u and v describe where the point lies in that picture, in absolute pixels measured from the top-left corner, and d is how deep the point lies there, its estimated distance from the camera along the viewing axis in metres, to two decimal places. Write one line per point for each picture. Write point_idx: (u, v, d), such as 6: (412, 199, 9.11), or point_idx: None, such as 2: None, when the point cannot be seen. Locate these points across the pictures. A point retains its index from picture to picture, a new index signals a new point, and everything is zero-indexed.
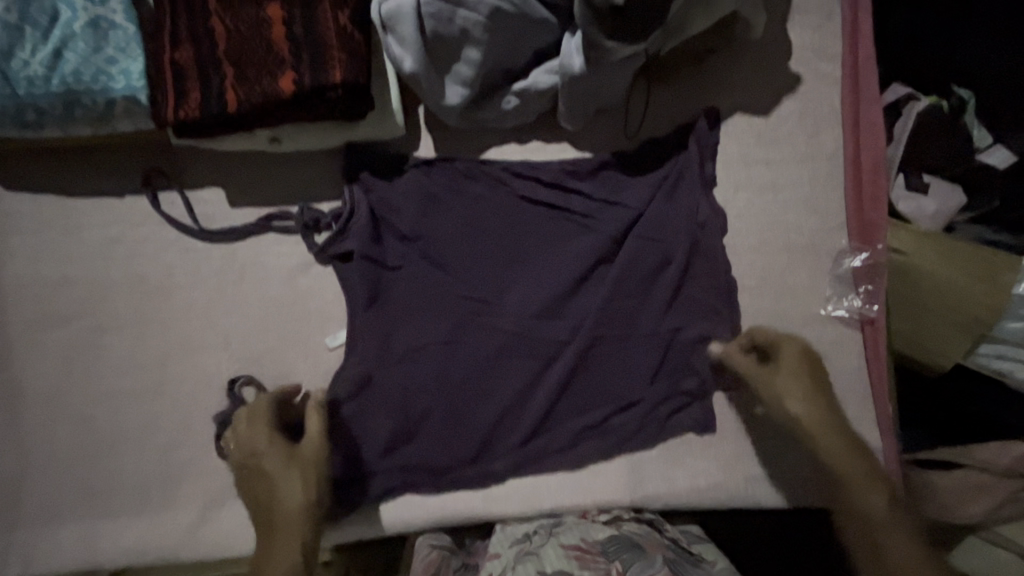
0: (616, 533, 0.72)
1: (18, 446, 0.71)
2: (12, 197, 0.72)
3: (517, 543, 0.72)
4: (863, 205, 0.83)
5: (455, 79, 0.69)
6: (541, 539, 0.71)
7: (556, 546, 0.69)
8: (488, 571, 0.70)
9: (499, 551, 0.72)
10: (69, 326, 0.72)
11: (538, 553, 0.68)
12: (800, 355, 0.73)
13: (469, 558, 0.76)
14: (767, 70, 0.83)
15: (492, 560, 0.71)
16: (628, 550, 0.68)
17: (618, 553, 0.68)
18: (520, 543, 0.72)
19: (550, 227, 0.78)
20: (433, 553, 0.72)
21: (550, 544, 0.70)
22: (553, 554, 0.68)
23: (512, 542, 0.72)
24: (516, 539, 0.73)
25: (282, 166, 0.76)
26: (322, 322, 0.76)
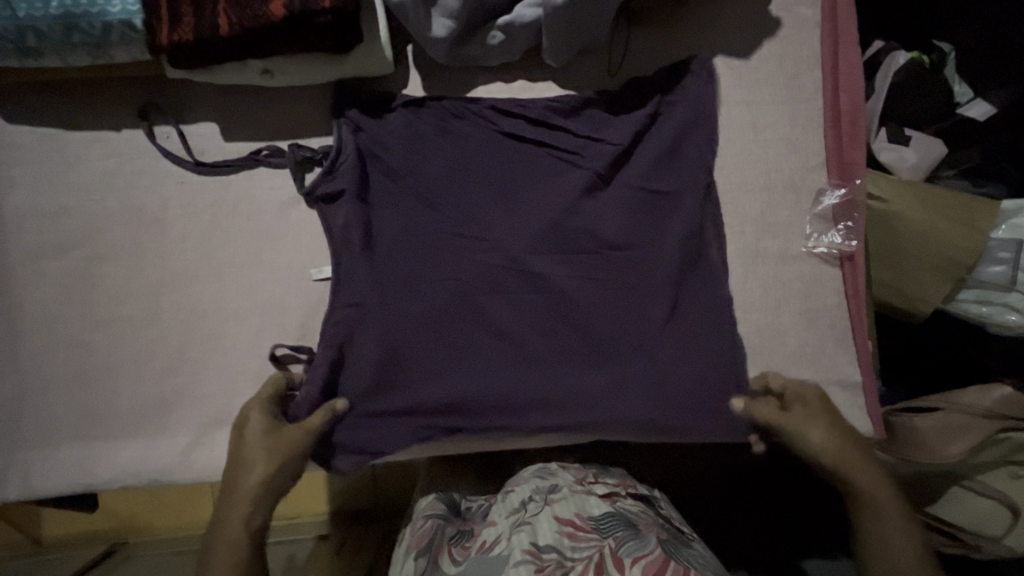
0: (611, 509, 0.73)
1: (18, 369, 0.73)
2: (13, 128, 0.74)
3: (512, 513, 0.75)
4: (842, 145, 0.85)
5: (441, 11, 0.71)
6: (536, 509, 0.74)
7: (551, 518, 0.71)
8: (485, 537, 0.73)
9: (496, 520, 0.76)
10: (67, 254, 0.74)
11: (532, 523, 0.71)
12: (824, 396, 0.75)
13: (464, 525, 0.79)
14: (749, 14, 0.85)
15: (490, 527, 0.75)
16: (621, 527, 0.69)
17: (611, 529, 0.69)
18: (515, 512, 0.75)
19: (536, 165, 0.80)
20: (431, 523, 0.75)
21: (544, 515, 0.71)
22: (546, 526, 0.69)
23: (509, 513, 0.75)
24: (512, 509, 0.76)
25: (274, 102, 0.78)
26: (311, 254, 0.78)
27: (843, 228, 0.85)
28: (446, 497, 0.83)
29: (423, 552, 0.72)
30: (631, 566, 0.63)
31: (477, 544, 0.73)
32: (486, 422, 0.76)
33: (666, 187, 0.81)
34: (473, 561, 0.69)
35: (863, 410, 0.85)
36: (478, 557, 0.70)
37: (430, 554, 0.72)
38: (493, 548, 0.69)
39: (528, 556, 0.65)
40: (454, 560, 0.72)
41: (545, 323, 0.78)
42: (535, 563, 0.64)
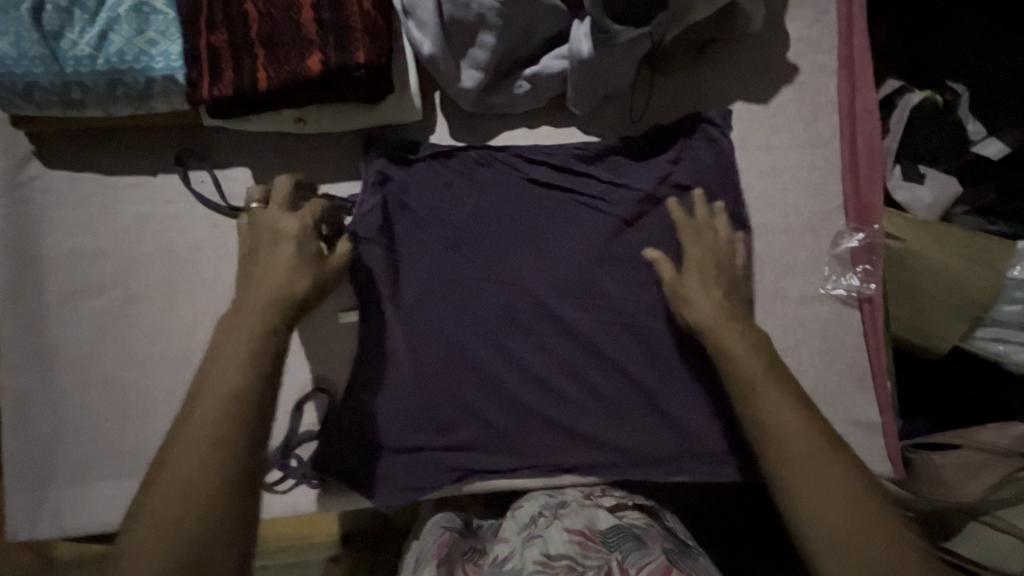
0: (617, 523, 0.75)
1: (54, 409, 0.75)
2: (52, 173, 0.76)
3: (524, 529, 0.76)
4: (859, 189, 0.87)
5: (470, 62, 0.73)
6: (547, 522, 0.76)
7: (562, 530, 0.73)
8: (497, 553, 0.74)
9: (508, 537, 0.76)
10: (102, 296, 0.76)
11: (544, 535, 0.73)
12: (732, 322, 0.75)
13: (478, 543, 0.81)
14: (767, 60, 0.87)
15: (502, 544, 0.76)
16: (628, 541, 0.72)
17: (619, 543, 0.72)
18: (526, 528, 0.76)
19: (560, 210, 0.82)
20: (447, 535, 0.77)
21: (555, 527, 0.74)
22: (557, 537, 0.72)
23: (521, 529, 0.76)
24: (523, 525, 0.77)
25: (306, 148, 0.80)
26: (340, 297, 0.81)
27: (861, 271, 0.86)
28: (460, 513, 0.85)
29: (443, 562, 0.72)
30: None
31: (490, 558, 0.74)
32: (512, 460, 0.81)
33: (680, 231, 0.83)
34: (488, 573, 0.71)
35: (883, 450, 0.85)
36: (491, 570, 0.71)
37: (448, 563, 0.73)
38: (506, 562, 0.71)
39: (540, 566, 0.68)
40: None
41: (568, 366, 0.82)
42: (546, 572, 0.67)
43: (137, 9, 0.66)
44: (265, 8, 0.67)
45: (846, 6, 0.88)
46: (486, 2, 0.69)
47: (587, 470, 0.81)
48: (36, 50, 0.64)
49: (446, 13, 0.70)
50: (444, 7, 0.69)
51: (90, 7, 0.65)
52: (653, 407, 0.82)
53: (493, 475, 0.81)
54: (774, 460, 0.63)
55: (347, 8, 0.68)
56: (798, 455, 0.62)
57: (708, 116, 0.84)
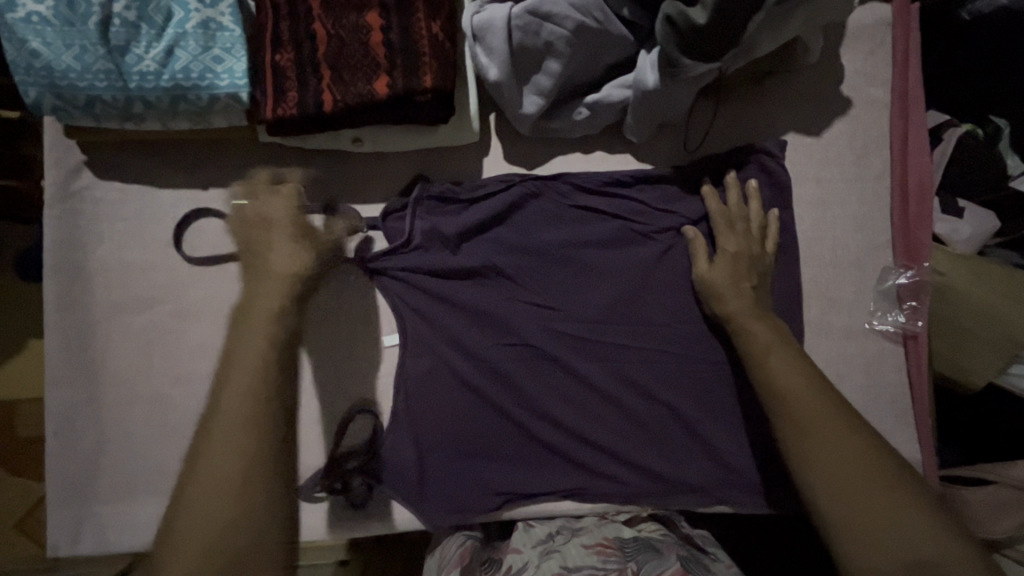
0: (637, 535, 0.78)
1: (97, 423, 0.74)
2: (103, 183, 0.75)
3: (540, 543, 0.77)
4: (909, 226, 0.87)
5: (533, 88, 0.72)
6: (564, 539, 0.77)
7: (578, 545, 0.75)
8: (510, 563, 0.75)
9: (521, 547, 0.77)
10: (149, 310, 0.75)
11: (562, 551, 0.74)
12: (783, 347, 0.73)
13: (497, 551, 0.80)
14: (822, 93, 0.87)
15: (514, 554, 0.77)
16: (643, 551, 0.75)
17: (634, 553, 0.75)
18: (542, 543, 0.77)
19: (611, 237, 0.81)
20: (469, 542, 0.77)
21: (572, 544, 0.76)
22: (576, 552, 0.74)
23: (536, 543, 0.77)
24: (538, 540, 0.78)
25: (359, 166, 0.79)
26: (384, 320, 0.81)
27: (908, 308, 0.86)
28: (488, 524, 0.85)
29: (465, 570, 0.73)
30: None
31: (503, 567, 0.75)
32: (557, 483, 0.80)
33: None
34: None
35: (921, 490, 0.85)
36: None
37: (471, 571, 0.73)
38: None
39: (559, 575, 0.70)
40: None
41: (614, 392, 0.81)
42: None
43: (203, 25, 0.65)
44: (334, 29, 0.66)
45: (902, 42, 0.87)
46: (557, 30, 0.68)
47: (630, 497, 0.81)
48: (101, 64, 0.63)
49: (514, 39, 0.69)
50: (515, 34, 0.69)
51: (158, 22, 0.64)
52: (696, 439, 0.82)
53: (537, 499, 0.79)
54: (786, 417, 0.68)
55: (415, 31, 0.67)
56: (810, 413, 0.67)
57: (763, 147, 0.83)
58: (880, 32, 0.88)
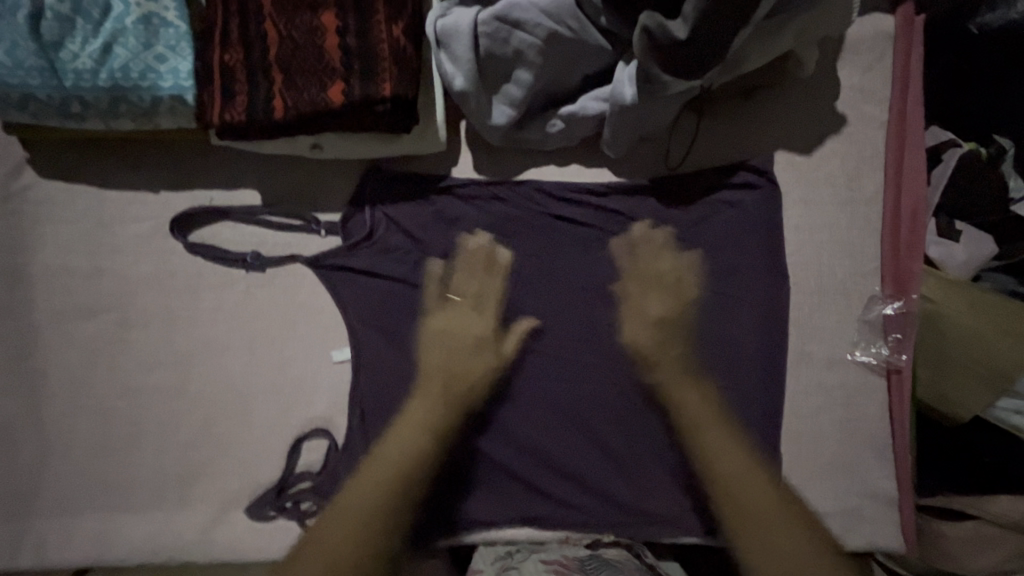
0: (596, 556, 0.74)
1: (37, 433, 0.71)
2: (47, 183, 0.71)
3: (498, 560, 0.74)
4: (898, 254, 0.83)
5: (503, 98, 0.68)
6: (522, 556, 0.74)
7: (537, 562, 0.72)
8: None
9: (481, 568, 0.73)
10: (95, 318, 0.72)
11: (518, 568, 0.71)
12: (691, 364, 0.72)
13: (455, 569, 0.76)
14: (814, 109, 0.82)
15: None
16: (606, 568, 0.70)
17: (596, 570, 0.70)
18: (501, 559, 0.74)
19: (586, 247, 0.78)
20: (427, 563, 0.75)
21: (530, 560, 0.73)
22: (534, 568, 0.71)
23: (495, 560, 0.74)
24: (497, 557, 0.75)
25: (317, 170, 0.75)
26: (329, 334, 0.76)
27: (892, 340, 0.82)
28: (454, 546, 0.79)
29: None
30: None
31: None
32: (517, 509, 0.77)
33: (704, 291, 0.79)
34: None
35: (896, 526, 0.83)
36: None
37: None
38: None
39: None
40: None
41: (576, 415, 0.78)
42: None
43: (145, 20, 0.61)
44: (286, 29, 0.62)
45: (902, 57, 0.82)
46: (527, 38, 0.64)
47: (594, 527, 0.77)
48: (34, 61, 0.59)
49: (482, 46, 0.65)
50: (482, 41, 0.64)
51: (95, 16, 0.60)
52: (667, 470, 0.78)
53: (496, 526, 0.77)
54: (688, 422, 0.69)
55: (373, 34, 0.62)
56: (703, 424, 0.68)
57: (747, 168, 0.80)
58: (878, 45, 0.83)
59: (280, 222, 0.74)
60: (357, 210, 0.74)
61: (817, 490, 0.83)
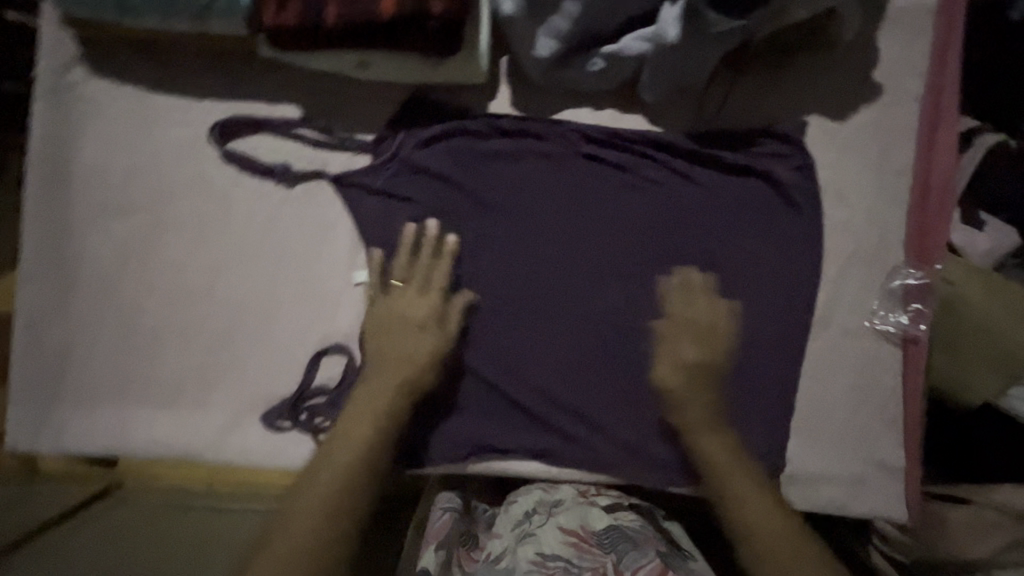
0: (613, 523, 0.76)
1: (67, 323, 0.73)
2: (94, 80, 0.72)
3: (518, 526, 0.78)
4: (925, 227, 0.83)
5: (548, 31, 0.70)
6: (541, 519, 0.77)
7: (555, 530, 0.75)
8: (490, 549, 0.78)
9: (502, 532, 0.79)
10: (131, 217, 0.74)
11: (537, 535, 0.75)
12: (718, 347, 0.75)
13: (473, 526, 0.82)
14: (853, 75, 0.82)
15: (495, 540, 0.78)
16: (621, 543, 0.74)
17: (610, 544, 0.74)
18: (521, 524, 0.78)
19: (615, 192, 0.80)
20: (448, 516, 0.78)
21: (548, 527, 0.76)
22: (552, 537, 0.75)
23: (515, 525, 0.78)
24: (517, 520, 0.79)
25: (357, 92, 0.76)
26: (353, 255, 0.76)
27: (913, 311, 0.83)
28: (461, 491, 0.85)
29: (441, 546, 0.75)
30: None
31: (482, 552, 0.78)
32: (526, 442, 0.78)
33: (726, 247, 0.81)
34: (479, 567, 0.76)
35: (900, 495, 0.84)
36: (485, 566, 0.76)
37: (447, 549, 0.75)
38: (499, 561, 0.74)
39: (535, 567, 0.72)
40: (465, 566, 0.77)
41: (592, 355, 0.79)
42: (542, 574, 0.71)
43: None
44: None
45: (943, 32, 0.83)
46: None
47: (602, 467, 0.79)
48: None
49: None
50: None
51: None
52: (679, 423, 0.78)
53: (505, 455, 0.78)
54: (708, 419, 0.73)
55: None
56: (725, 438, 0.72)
57: (779, 129, 0.80)
58: (924, 19, 0.83)
59: (320, 139, 0.75)
60: (394, 133, 0.76)
61: (821, 453, 0.83)
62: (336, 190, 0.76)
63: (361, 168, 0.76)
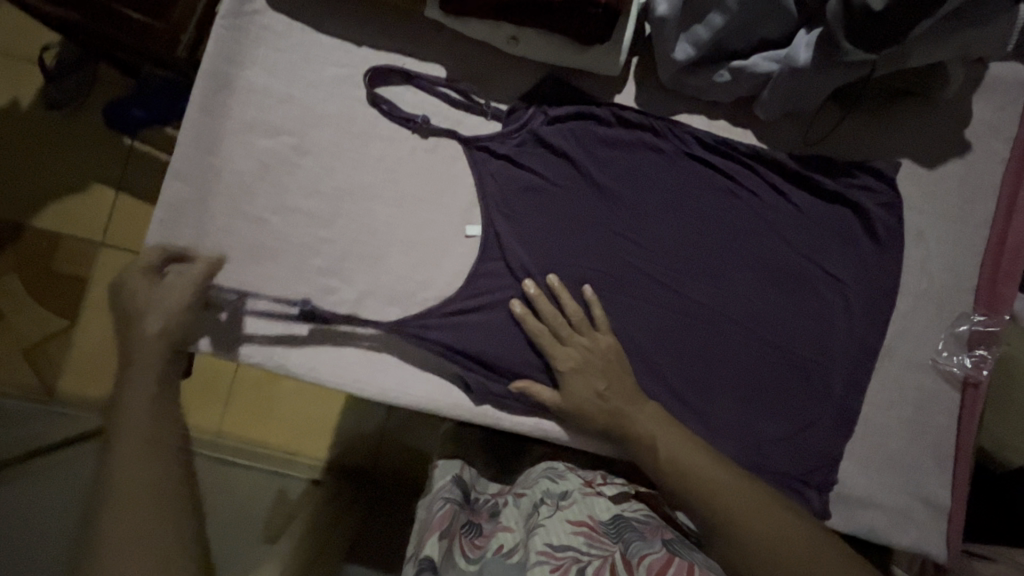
0: (620, 514, 0.71)
1: (197, 223, 0.78)
2: (271, 13, 0.80)
3: (527, 518, 0.72)
4: (997, 280, 0.89)
5: (689, 37, 0.77)
6: (548, 511, 0.70)
7: (563, 520, 0.68)
8: (501, 541, 0.70)
9: (512, 526, 0.72)
10: (276, 138, 0.80)
11: (545, 525, 0.68)
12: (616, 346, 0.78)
13: (473, 517, 0.75)
14: (947, 132, 0.89)
15: (505, 533, 0.71)
16: (630, 531, 0.67)
17: (620, 533, 0.67)
18: (530, 518, 0.71)
19: (717, 194, 0.85)
20: (448, 507, 0.75)
21: (556, 518, 0.69)
22: (559, 527, 0.67)
23: (525, 519, 0.72)
24: (526, 515, 0.73)
25: (503, 66, 0.84)
26: (469, 210, 0.83)
27: (976, 355, 0.87)
28: (460, 480, 0.81)
29: (443, 535, 0.71)
30: (639, 565, 0.62)
31: (491, 545, 0.70)
32: None
33: (811, 266, 0.86)
34: (489, 561, 0.67)
35: (942, 532, 0.86)
36: (493, 560, 0.67)
37: (448, 536, 0.72)
38: (511, 555, 0.67)
39: (543, 558, 0.64)
40: (466, 553, 0.69)
41: (673, 346, 0.83)
42: (551, 563, 0.63)
43: None
44: None
45: None
46: None
47: None
48: None
49: None
50: None
51: None
52: (742, 419, 0.83)
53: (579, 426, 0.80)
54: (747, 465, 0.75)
55: None
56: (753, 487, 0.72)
57: (876, 167, 0.87)
58: (1017, 90, 0.90)
59: (459, 100, 0.83)
60: (526, 106, 0.82)
61: (872, 481, 0.86)
62: (464, 149, 0.82)
63: (491, 133, 0.82)
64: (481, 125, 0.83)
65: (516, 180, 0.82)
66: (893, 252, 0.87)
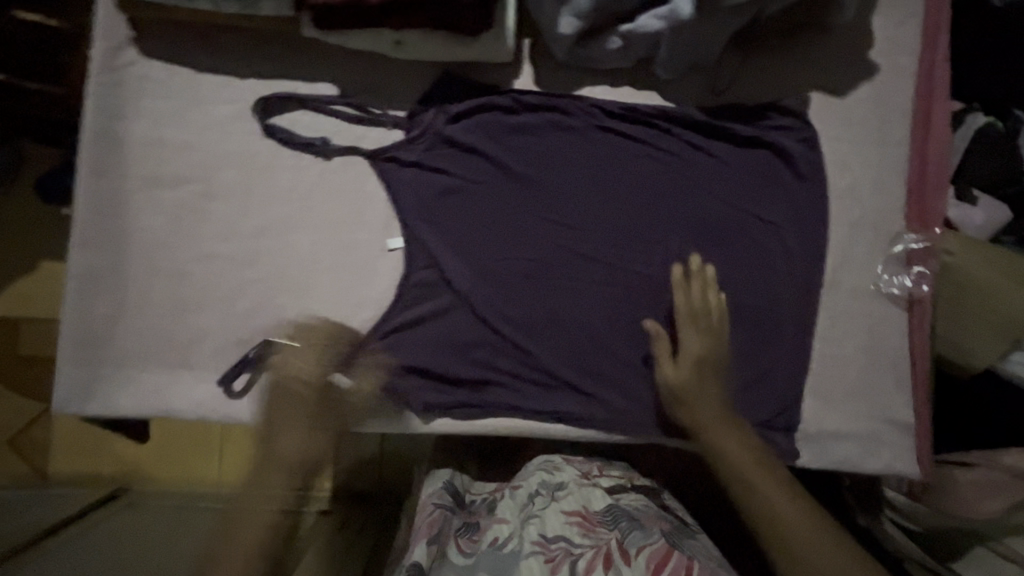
0: (614, 504, 0.71)
1: (116, 288, 0.76)
2: (147, 62, 0.78)
3: (522, 510, 0.72)
4: (925, 194, 0.89)
5: (571, 10, 0.75)
6: (543, 502, 0.72)
7: (558, 511, 0.70)
8: (496, 533, 0.69)
9: (507, 517, 0.72)
10: (178, 188, 0.78)
11: (540, 516, 0.69)
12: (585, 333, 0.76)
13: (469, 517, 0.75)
14: (851, 57, 0.89)
15: (500, 525, 0.71)
16: (626, 520, 0.68)
17: (616, 522, 0.68)
18: (524, 508, 0.72)
19: (635, 160, 0.84)
20: (437, 513, 0.73)
21: (552, 510, 0.70)
22: (554, 519, 0.68)
23: (520, 510, 0.72)
24: (522, 505, 0.73)
25: (395, 73, 0.82)
26: (389, 223, 0.82)
27: (916, 272, 0.88)
28: (452, 483, 0.79)
29: (432, 540, 0.69)
30: (637, 555, 0.63)
31: (486, 538, 0.69)
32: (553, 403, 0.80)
33: (742, 214, 0.85)
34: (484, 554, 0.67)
35: (914, 450, 0.87)
36: (488, 551, 0.67)
37: (439, 541, 0.70)
38: (505, 545, 0.67)
39: (537, 548, 0.65)
40: (463, 551, 0.69)
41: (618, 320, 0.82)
42: (544, 554, 0.64)
43: None
44: None
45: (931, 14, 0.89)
46: None
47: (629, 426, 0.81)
48: None
49: None
50: None
51: None
52: None
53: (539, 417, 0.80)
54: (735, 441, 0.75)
55: None
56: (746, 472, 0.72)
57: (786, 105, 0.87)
58: (913, 3, 0.89)
59: (358, 115, 0.81)
60: (425, 109, 0.81)
61: (838, 414, 0.86)
62: (373, 163, 0.81)
63: (397, 141, 0.81)
64: (385, 136, 0.82)
65: (431, 184, 0.81)
66: (818, 185, 0.86)
